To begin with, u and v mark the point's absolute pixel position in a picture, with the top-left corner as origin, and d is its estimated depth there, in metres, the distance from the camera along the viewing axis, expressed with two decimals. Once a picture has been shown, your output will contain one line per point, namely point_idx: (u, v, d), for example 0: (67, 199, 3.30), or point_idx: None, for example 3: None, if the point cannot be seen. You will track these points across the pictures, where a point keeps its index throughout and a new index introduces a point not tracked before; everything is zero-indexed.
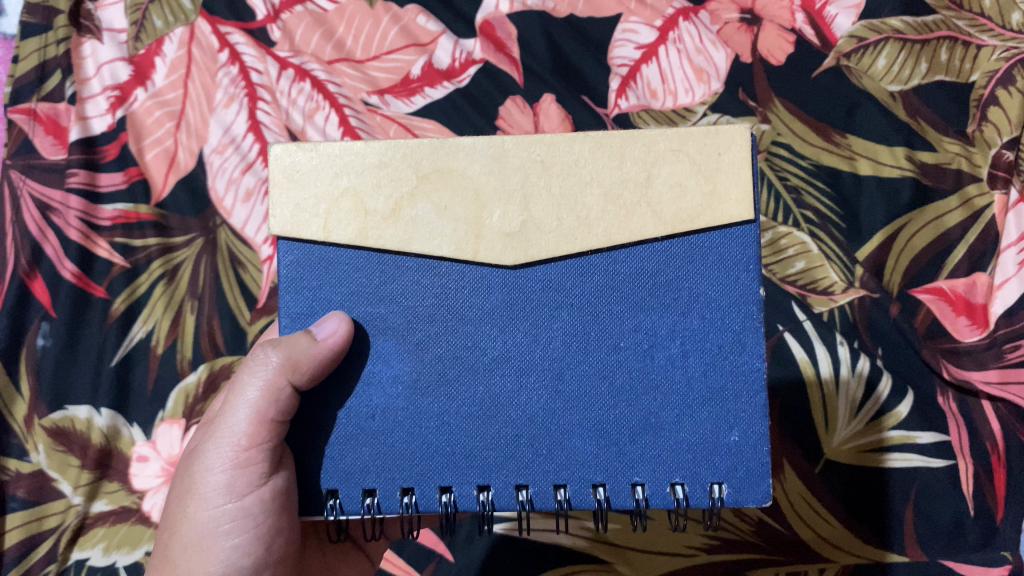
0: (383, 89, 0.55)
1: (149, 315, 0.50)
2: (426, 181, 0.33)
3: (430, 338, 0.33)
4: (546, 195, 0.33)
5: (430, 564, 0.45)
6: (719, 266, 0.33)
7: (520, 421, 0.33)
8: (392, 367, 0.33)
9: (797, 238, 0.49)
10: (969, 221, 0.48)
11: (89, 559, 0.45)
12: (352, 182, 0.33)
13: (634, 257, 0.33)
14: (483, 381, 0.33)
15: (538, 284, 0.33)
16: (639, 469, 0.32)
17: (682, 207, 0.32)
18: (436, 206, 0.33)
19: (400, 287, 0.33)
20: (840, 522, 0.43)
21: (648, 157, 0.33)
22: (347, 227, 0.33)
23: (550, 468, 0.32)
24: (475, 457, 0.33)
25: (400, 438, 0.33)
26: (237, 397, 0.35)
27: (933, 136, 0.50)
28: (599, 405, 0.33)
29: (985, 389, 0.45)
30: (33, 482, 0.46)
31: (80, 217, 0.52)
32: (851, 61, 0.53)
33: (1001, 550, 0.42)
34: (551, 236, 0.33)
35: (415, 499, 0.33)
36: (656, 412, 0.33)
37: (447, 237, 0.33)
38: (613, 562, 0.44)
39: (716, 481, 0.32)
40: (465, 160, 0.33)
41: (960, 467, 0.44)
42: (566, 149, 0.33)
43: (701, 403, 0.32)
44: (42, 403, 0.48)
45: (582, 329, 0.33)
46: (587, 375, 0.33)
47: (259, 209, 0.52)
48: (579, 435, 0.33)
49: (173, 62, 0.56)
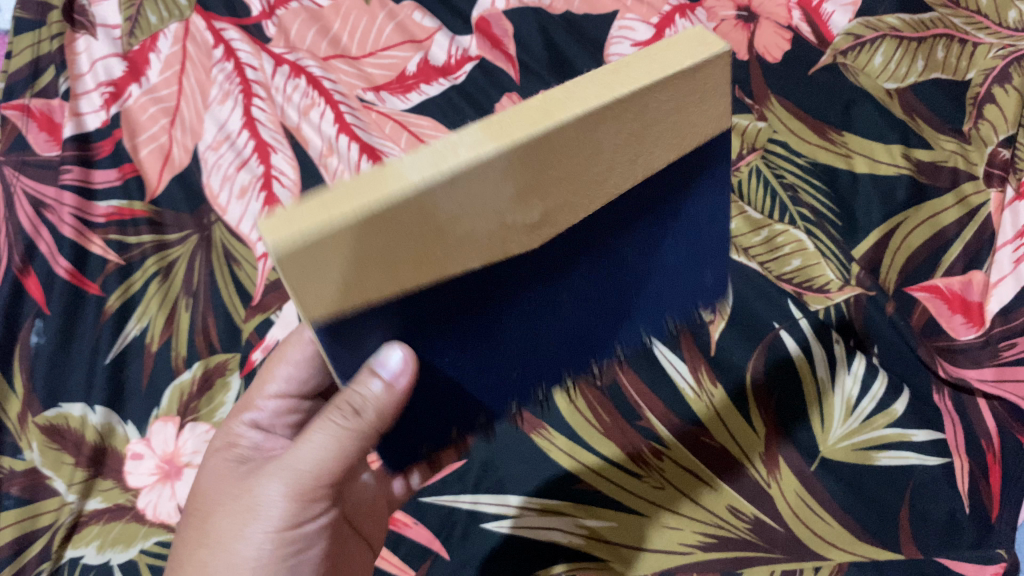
0: (379, 85, 0.55)
1: (144, 313, 0.50)
2: (455, 208, 0.24)
3: (468, 336, 0.30)
4: (563, 177, 0.26)
5: (424, 563, 0.44)
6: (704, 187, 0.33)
7: (559, 345, 0.35)
8: (449, 367, 0.31)
9: (793, 236, 0.50)
10: (965, 219, 0.48)
11: (82, 558, 0.44)
12: (368, 240, 0.23)
13: (636, 200, 0.30)
14: (525, 340, 0.33)
15: (558, 251, 0.29)
16: (643, 325, 0.38)
17: (677, 133, 0.28)
18: (466, 223, 0.25)
19: (425, 309, 0.28)
20: (836, 520, 0.43)
21: (651, 97, 0.26)
22: (377, 291, 0.25)
23: (583, 357, 0.37)
24: (524, 380, 0.35)
25: (465, 400, 0.34)
26: (313, 434, 0.33)
27: (929, 134, 0.50)
28: (611, 308, 0.35)
29: (981, 387, 0.45)
30: (27, 481, 0.45)
31: (74, 214, 0.52)
32: (847, 58, 0.54)
33: (996, 548, 0.41)
34: (569, 211, 0.28)
35: (485, 419, 0.36)
36: (654, 295, 0.36)
37: (478, 250, 0.26)
38: (607, 560, 0.43)
39: (701, 310, 0.40)
40: (475, 171, 0.24)
41: (956, 465, 0.43)
42: (582, 129, 0.25)
43: (685, 269, 0.36)
44: (36, 400, 0.47)
45: (601, 271, 0.32)
46: (604, 296, 0.34)
47: (254, 205, 0.52)
48: (601, 329, 0.36)
49: (168, 59, 0.56)
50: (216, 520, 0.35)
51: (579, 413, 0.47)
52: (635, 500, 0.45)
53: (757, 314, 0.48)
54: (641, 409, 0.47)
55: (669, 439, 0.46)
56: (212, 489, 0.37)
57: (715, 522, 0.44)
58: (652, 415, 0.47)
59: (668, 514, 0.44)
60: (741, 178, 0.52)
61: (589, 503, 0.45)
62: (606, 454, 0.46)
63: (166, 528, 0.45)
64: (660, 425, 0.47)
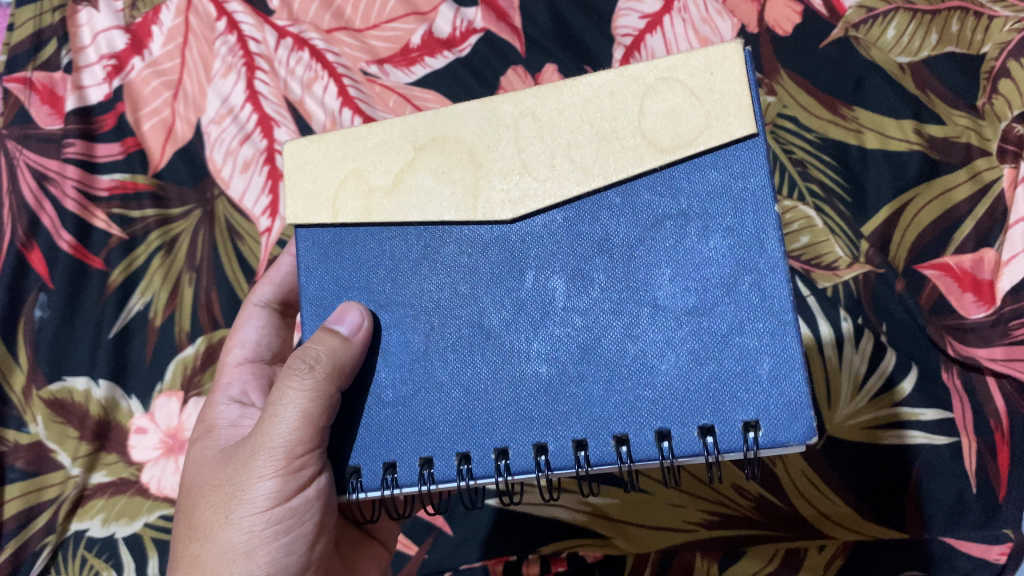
0: (382, 58, 0.54)
1: (147, 287, 0.50)
2: (423, 152, 0.33)
3: (438, 308, 0.33)
4: (539, 146, 0.32)
5: (428, 539, 0.46)
6: (731, 181, 0.30)
7: (536, 370, 0.31)
8: (404, 335, 0.33)
9: (802, 213, 0.49)
10: (976, 197, 0.47)
11: (87, 531, 0.45)
12: (356, 164, 0.34)
13: (617, 217, 0.31)
14: (493, 338, 0.32)
15: (536, 238, 0.32)
16: (598, 406, 0.30)
17: (678, 130, 0.30)
18: (434, 173, 0.33)
19: (407, 258, 0.33)
20: (843, 500, 0.43)
21: (638, 88, 0.31)
22: (353, 207, 0.34)
23: (565, 422, 0.30)
24: (492, 416, 0.31)
25: (425, 405, 0.32)
26: (281, 407, 0.32)
27: (942, 109, 0.50)
28: (610, 346, 0.30)
29: (990, 366, 0.44)
30: (32, 453, 0.46)
31: (77, 187, 0.52)
32: (859, 31, 0.52)
33: (1003, 527, 0.41)
34: (545, 183, 0.32)
35: (471, 466, 0.31)
36: (658, 360, 0.30)
37: (446, 201, 0.33)
38: (611, 536, 0.44)
39: (700, 422, 0.29)
40: (459, 125, 0.33)
41: (963, 444, 0.43)
42: (542, 107, 0.32)
43: (712, 336, 0.29)
44: (40, 374, 0.48)
45: (583, 278, 0.31)
46: (591, 323, 0.31)
47: (257, 179, 0.51)
48: (596, 382, 0.30)
49: (170, 32, 0.55)
50: (204, 510, 0.34)
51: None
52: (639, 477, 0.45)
53: None
54: None
55: None
56: (197, 480, 0.36)
57: (719, 501, 0.44)
58: None
59: (672, 491, 0.44)
60: None
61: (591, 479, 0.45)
62: None
63: (169, 502, 0.45)
64: None
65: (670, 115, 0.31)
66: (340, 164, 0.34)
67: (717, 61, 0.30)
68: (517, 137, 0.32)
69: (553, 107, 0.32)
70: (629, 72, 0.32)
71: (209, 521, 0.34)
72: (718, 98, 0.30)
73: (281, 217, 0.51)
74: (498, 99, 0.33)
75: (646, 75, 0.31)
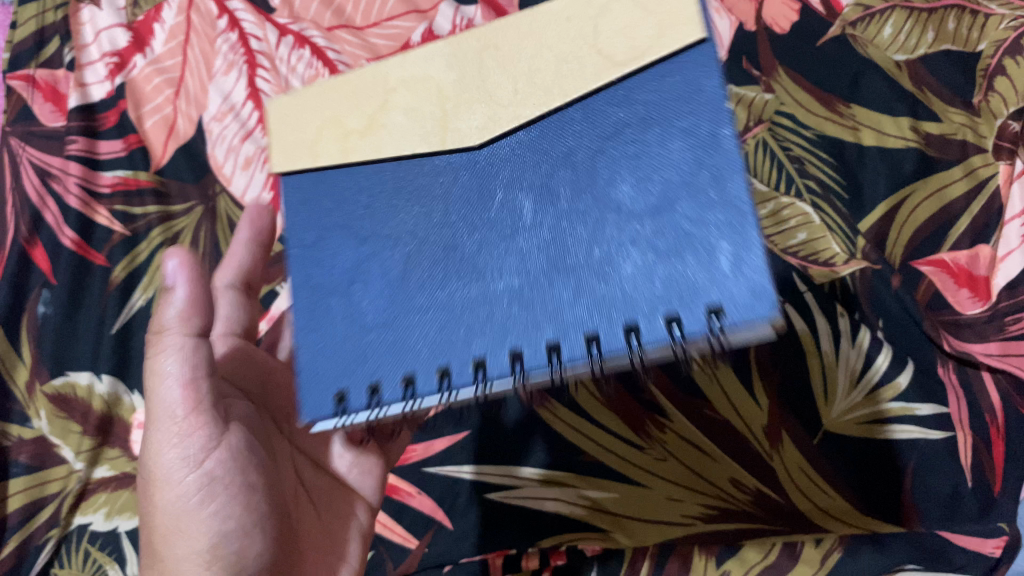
0: (382, 56, 0.54)
1: (149, 283, 0.50)
2: (394, 91, 0.32)
3: (413, 234, 0.31)
4: (501, 74, 0.30)
5: (428, 533, 0.46)
6: (691, 85, 0.28)
7: (506, 281, 0.29)
8: (383, 266, 0.31)
9: (799, 209, 0.49)
10: (972, 193, 0.48)
11: (91, 524, 0.45)
12: (333, 110, 0.33)
13: (578, 130, 0.29)
14: (462, 255, 0.30)
15: (502, 161, 0.30)
16: (565, 312, 0.28)
17: (632, 42, 0.29)
18: (406, 110, 0.31)
19: (381, 194, 0.32)
20: (840, 494, 0.43)
21: (592, 9, 0.30)
22: (333, 151, 0.32)
23: (533, 326, 0.29)
24: (462, 329, 0.30)
25: (400, 331, 0.30)
26: (151, 378, 0.33)
27: (938, 106, 0.50)
28: (573, 248, 0.29)
29: (986, 361, 0.44)
30: (36, 448, 0.47)
31: (80, 184, 0.52)
32: (856, 29, 0.53)
33: (998, 521, 0.41)
34: (509, 108, 0.30)
35: (449, 380, 0.29)
36: (617, 256, 0.28)
37: (419, 135, 0.31)
38: (610, 531, 0.44)
39: (670, 313, 0.27)
40: (426, 61, 0.31)
41: (959, 438, 0.43)
42: (502, 35, 0.31)
43: (669, 228, 0.28)
44: (43, 369, 0.48)
45: (546, 191, 0.29)
46: (554, 228, 0.29)
47: (259, 176, 0.52)
48: (561, 285, 0.29)
49: (172, 29, 0.56)
50: (143, 505, 0.34)
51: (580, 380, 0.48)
52: (638, 472, 0.45)
53: None
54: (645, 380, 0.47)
55: (672, 412, 0.46)
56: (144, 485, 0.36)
57: (717, 496, 0.44)
58: (654, 387, 0.47)
59: (671, 486, 0.45)
60: (748, 150, 0.51)
61: (590, 473, 0.46)
62: (604, 423, 0.46)
63: None
64: (664, 398, 0.46)
65: (622, 33, 0.29)
66: (320, 113, 0.33)
67: None
68: (480, 68, 0.31)
69: (513, 38, 0.30)
70: None
71: (144, 510, 0.34)
72: (667, 9, 0.28)
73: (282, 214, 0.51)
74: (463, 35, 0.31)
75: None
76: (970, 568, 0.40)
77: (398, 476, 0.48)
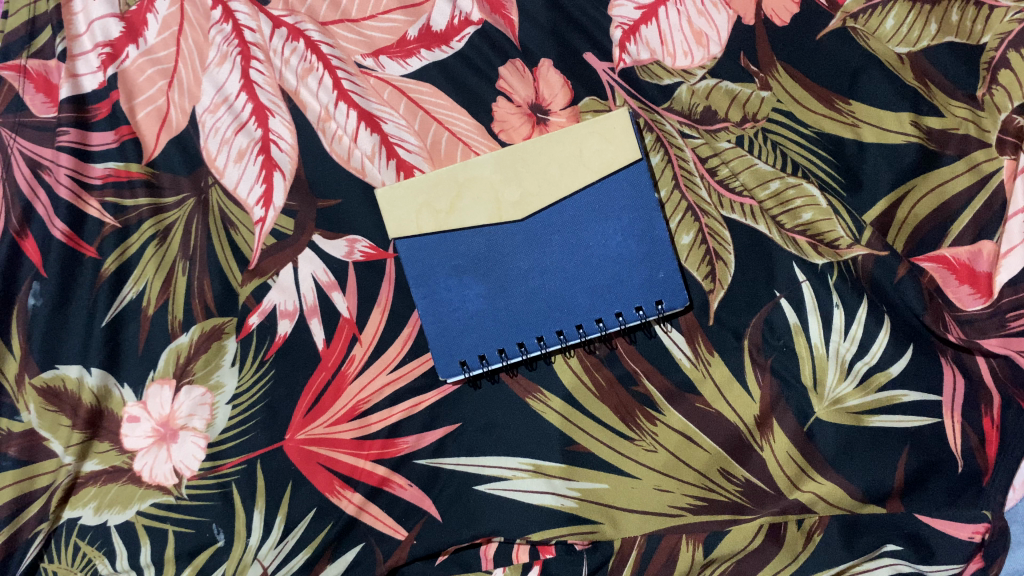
0: (379, 49, 0.53)
1: (140, 275, 0.50)
2: (466, 185, 0.48)
3: (490, 274, 0.48)
4: (533, 178, 0.48)
5: (419, 523, 0.46)
6: (639, 181, 0.47)
7: (547, 296, 0.48)
8: (472, 299, 0.48)
9: (805, 190, 0.48)
10: (975, 187, 0.48)
11: (80, 519, 0.46)
12: (425, 199, 0.48)
13: (575, 206, 0.48)
14: (523, 283, 0.48)
15: (539, 226, 0.48)
16: (584, 310, 0.47)
17: (605, 160, 0.48)
18: (477, 198, 0.48)
19: (468, 249, 0.48)
20: (828, 480, 0.45)
21: (576, 138, 0.48)
22: (431, 223, 0.48)
23: (561, 317, 0.47)
24: (519, 321, 0.48)
25: (483, 332, 0.48)
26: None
27: (941, 99, 0.49)
28: (580, 279, 0.47)
29: (982, 347, 0.46)
30: (25, 441, 0.47)
31: (70, 175, 0.51)
32: (857, 22, 0.51)
33: (984, 508, 0.44)
34: (544, 195, 0.48)
35: (527, 347, 0.47)
36: (607, 284, 0.47)
37: (487, 211, 0.48)
38: (601, 523, 0.46)
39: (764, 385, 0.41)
40: (481, 168, 0.48)
41: (947, 426, 0.45)
42: (530, 152, 0.48)
43: (632, 260, 0.47)
44: (32, 362, 0.48)
45: (570, 248, 0.47)
46: (571, 268, 0.47)
47: (252, 168, 0.51)
48: (579, 295, 0.47)
49: (166, 19, 0.53)
50: None
51: (573, 372, 0.47)
52: (630, 464, 0.46)
53: (754, 280, 0.47)
54: (637, 373, 0.47)
55: (665, 406, 0.46)
56: None
57: (706, 486, 0.46)
58: (648, 381, 0.47)
59: (659, 476, 0.46)
60: (747, 138, 0.50)
61: (581, 465, 0.46)
62: (598, 415, 0.47)
63: (162, 490, 0.46)
64: (656, 390, 0.47)
65: (599, 155, 0.48)
66: (419, 201, 0.48)
67: (610, 111, 0.48)
68: (520, 167, 0.48)
69: (543, 154, 0.48)
70: (568, 129, 0.48)
71: None
72: (620, 141, 0.48)
73: (275, 207, 0.50)
74: (510, 148, 0.48)
75: (576, 130, 0.48)
76: (947, 553, 0.44)
77: (388, 469, 0.46)
